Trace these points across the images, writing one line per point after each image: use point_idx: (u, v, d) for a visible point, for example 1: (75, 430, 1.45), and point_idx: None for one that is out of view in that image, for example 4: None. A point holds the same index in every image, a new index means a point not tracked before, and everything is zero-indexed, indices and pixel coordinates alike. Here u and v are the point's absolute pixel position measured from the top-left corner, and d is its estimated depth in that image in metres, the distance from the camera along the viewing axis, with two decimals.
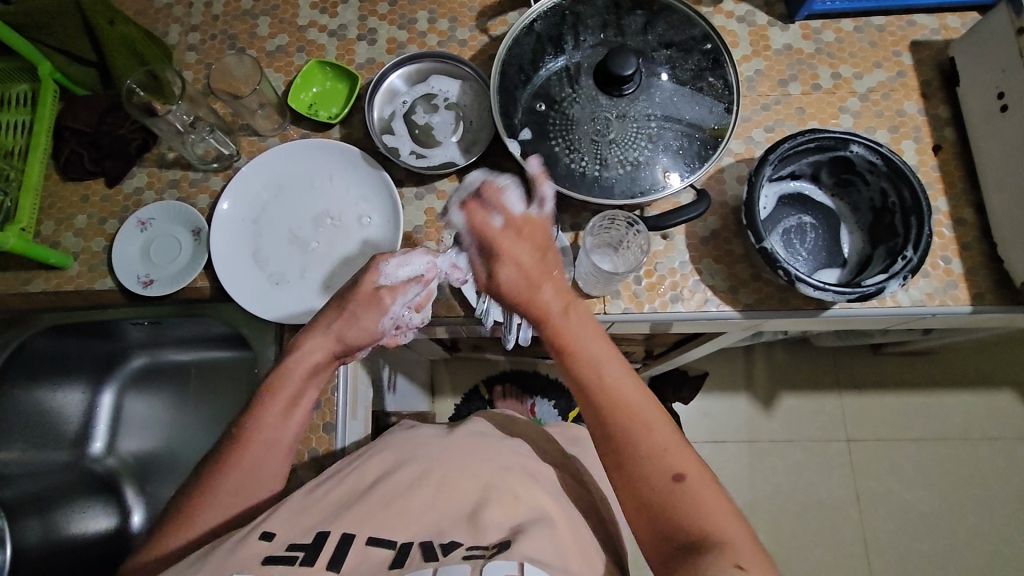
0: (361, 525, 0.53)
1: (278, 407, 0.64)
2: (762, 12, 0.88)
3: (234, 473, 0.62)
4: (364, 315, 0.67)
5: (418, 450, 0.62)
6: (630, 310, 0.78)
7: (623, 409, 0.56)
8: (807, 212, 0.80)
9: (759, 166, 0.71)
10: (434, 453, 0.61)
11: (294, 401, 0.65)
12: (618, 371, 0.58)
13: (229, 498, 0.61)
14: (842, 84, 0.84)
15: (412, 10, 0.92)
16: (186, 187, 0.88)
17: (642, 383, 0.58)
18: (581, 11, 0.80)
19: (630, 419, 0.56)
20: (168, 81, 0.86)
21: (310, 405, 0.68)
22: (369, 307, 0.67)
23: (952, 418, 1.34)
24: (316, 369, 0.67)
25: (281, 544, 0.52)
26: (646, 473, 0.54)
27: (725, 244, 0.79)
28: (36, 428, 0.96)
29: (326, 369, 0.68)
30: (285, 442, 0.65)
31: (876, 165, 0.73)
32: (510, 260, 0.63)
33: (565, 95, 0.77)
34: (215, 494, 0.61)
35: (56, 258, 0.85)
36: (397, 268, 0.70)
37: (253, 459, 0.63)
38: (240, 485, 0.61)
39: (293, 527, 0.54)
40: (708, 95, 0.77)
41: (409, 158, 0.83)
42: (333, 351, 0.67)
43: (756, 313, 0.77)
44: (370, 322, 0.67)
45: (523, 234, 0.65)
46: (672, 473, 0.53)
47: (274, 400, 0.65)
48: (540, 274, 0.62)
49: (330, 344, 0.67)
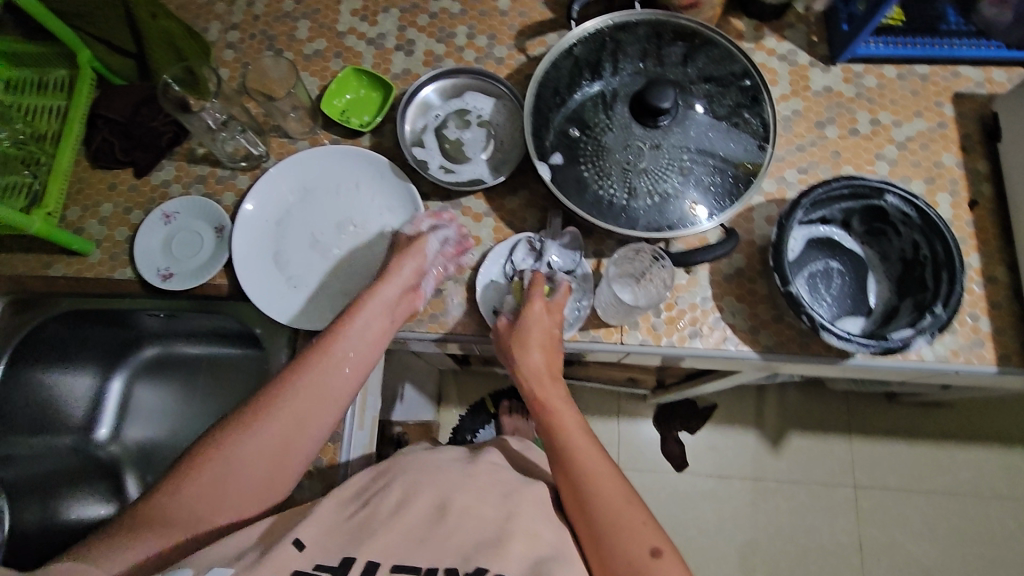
0: (386, 553, 0.53)
1: (341, 338, 0.67)
2: (803, 52, 0.87)
3: (253, 440, 0.61)
4: (409, 256, 0.74)
5: (439, 473, 0.61)
6: (647, 343, 0.76)
7: (598, 483, 0.60)
8: (835, 257, 0.77)
9: (792, 209, 0.70)
10: (457, 479, 0.60)
11: (335, 364, 0.66)
12: (590, 443, 0.64)
13: (248, 467, 0.61)
14: (880, 131, 0.82)
15: (451, 25, 0.92)
16: (212, 183, 0.88)
17: (609, 459, 0.63)
18: (622, 39, 0.79)
19: (598, 481, 0.60)
20: (204, 78, 0.88)
21: (380, 340, 0.69)
22: (409, 254, 0.74)
23: (964, 472, 1.32)
24: (385, 300, 0.70)
25: (309, 560, 0.52)
26: (612, 533, 0.57)
27: (749, 284, 0.78)
28: (46, 409, 0.97)
29: (402, 305, 0.72)
30: (317, 410, 0.64)
31: (910, 218, 0.71)
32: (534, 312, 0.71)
33: (598, 122, 0.76)
34: (244, 475, 0.61)
35: (79, 245, 0.84)
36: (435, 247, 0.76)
37: (282, 430, 0.62)
38: (249, 457, 0.61)
39: (321, 546, 0.54)
40: (744, 131, 0.76)
41: (437, 173, 0.83)
42: (403, 296, 0.72)
43: (776, 356, 0.75)
44: (411, 269, 0.73)
45: (552, 312, 0.72)
46: (651, 548, 0.56)
47: (311, 368, 0.65)
48: (540, 340, 0.70)
49: (399, 289, 0.72)
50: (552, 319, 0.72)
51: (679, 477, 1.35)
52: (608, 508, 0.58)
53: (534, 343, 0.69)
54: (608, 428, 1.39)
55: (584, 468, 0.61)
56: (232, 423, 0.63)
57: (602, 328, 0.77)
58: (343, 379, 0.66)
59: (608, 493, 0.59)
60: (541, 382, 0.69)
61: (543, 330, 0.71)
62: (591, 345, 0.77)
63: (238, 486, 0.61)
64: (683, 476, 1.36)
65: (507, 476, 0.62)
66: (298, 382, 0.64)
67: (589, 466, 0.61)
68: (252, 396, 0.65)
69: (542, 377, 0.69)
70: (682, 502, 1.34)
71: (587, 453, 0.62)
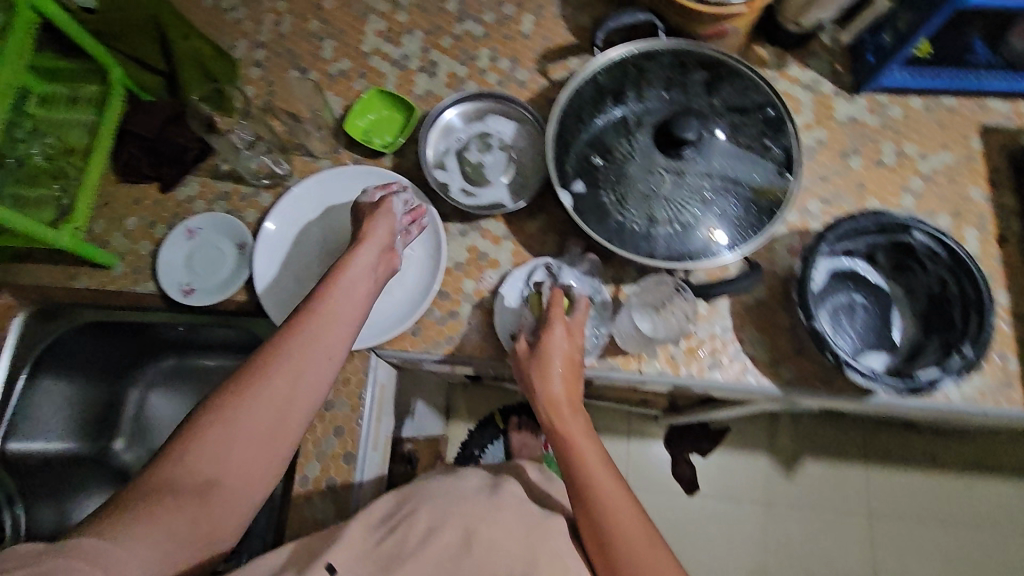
0: None
1: (327, 300, 0.67)
2: (828, 81, 0.86)
3: (249, 406, 0.61)
4: (379, 218, 0.74)
5: (462, 502, 0.63)
6: (666, 373, 0.76)
7: (623, 528, 0.60)
8: (858, 291, 0.77)
9: (817, 243, 0.71)
10: (481, 508, 0.62)
11: (323, 324, 0.65)
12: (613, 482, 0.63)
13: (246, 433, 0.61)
14: (906, 163, 0.82)
15: (474, 47, 0.93)
16: (236, 200, 0.89)
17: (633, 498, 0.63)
18: (646, 68, 0.80)
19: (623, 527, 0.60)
20: (229, 96, 0.91)
21: (367, 299, 0.70)
22: (381, 215, 0.74)
23: (983, 504, 1.29)
24: (364, 262, 0.70)
25: None
26: None
27: (771, 315, 0.77)
28: (62, 416, 0.97)
29: (382, 264, 0.72)
30: (312, 365, 0.64)
31: (938, 255, 0.71)
32: (554, 341, 0.69)
33: (621, 150, 0.76)
34: (245, 435, 0.61)
35: (105, 258, 0.85)
36: (402, 204, 0.77)
37: (276, 394, 0.62)
38: (245, 423, 0.61)
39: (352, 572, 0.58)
40: (767, 161, 0.75)
41: (458, 196, 0.83)
42: (380, 255, 0.72)
43: (796, 390, 0.75)
44: (384, 228, 0.73)
45: (572, 336, 0.70)
46: None
47: (300, 332, 0.64)
48: (561, 368, 0.68)
49: (375, 249, 0.72)
50: (572, 343, 0.70)
51: (690, 499, 1.33)
52: (629, 546, 0.59)
53: (556, 372, 0.67)
54: (618, 447, 1.38)
55: (608, 509, 0.61)
56: (226, 392, 0.62)
57: (619, 356, 0.77)
58: (335, 333, 0.66)
59: (633, 539, 0.60)
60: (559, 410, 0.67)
61: (563, 356, 0.69)
62: (609, 373, 0.76)
63: (243, 447, 0.61)
64: (694, 498, 1.34)
65: (528, 506, 0.64)
66: (288, 347, 0.64)
67: (614, 509, 0.61)
68: (242, 366, 0.64)
69: (562, 407, 0.67)
70: (692, 525, 1.32)
71: (612, 494, 0.62)
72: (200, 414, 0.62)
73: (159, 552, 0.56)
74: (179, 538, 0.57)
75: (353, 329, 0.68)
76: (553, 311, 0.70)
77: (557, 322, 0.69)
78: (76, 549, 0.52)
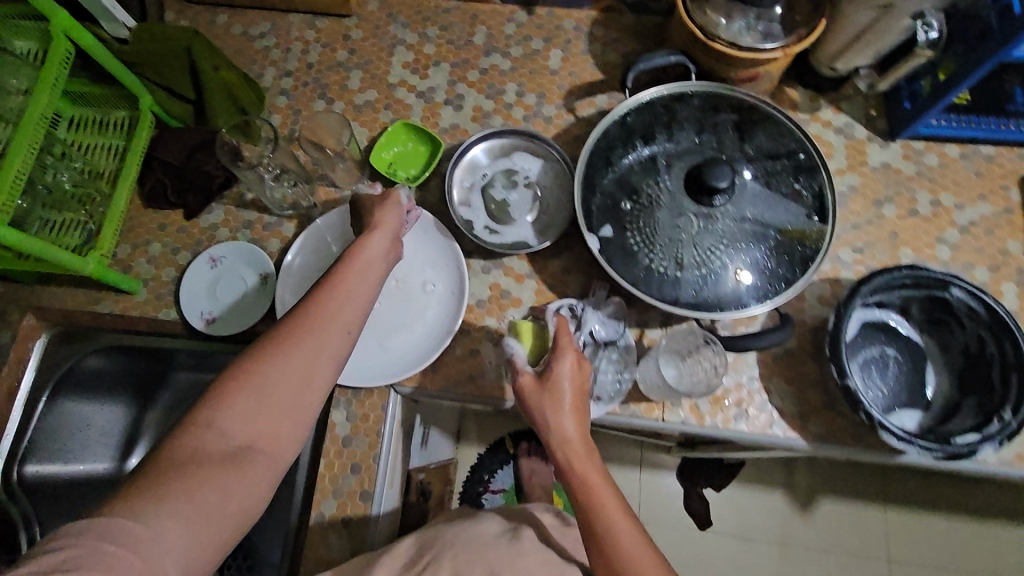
0: None
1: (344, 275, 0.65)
2: (861, 126, 0.85)
3: (274, 372, 0.57)
4: (385, 206, 0.74)
5: (485, 554, 0.64)
6: (690, 422, 0.74)
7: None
8: (891, 343, 0.74)
9: (851, 297, 0.69)
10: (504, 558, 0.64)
11: (344, 296, 0.63)
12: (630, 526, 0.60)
13: (277, 394, 0.57)
14: (941, 213, 0.80)
15: (501, 81, 0.93)
16: (259, 229, 0.89)
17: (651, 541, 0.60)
18: (676, 112, 0.79)
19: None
20: (257, 127, 0.90)
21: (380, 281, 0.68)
22: (387, 205, 0.74)
23: (1008, 553, 1.25)
24: (374, 250, 0.68)
25: None
26: None
27: (799, 366, 0.75)
28: (79, 432, 0.96)
29: (392, 252, 0.71)
30: (336, 331, 0.61)
31: (977, 312, 0.70)
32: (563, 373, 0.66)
33: (651, 197, 0.75)
34: (279, 397, 0.57)
35: (127, 283, 0.85)
36: (405, 197, 0.78)
37: (302, 359, 0.58)
38: (273, 387, 0.57)
39: None
40: (798, 206, 0.74)
41: (482, 234, 0.82)
42: (389, 240, 0.71)
43: (826, 446, 0.72)
44: (395, 216, 0.73)
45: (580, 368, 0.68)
46: None
47: (324, 301, 0.62)
48: (569, 406, 0.66)
49: (380, 236, 0.70)
50: (580, 376, 0.67)
51: (702, 535, 1.30)
52: None
53: (567, 409, 0.65)
54: (630, 477, 1.34)
55: (627, 556, 0.58)
56: (246, 359, 0.58)
57: (642, 403, 0.75)
58: (356, 303, 0.64)
59: None
60: (571, 446, 0.65)
61: (570, 391, 0.66)
62: (631, 420, 0.75)
63: (272, 411, 0.56)
64: (706, 534, 1.31)
65: (548, 558, 0.66)
66: (313, 314, 0.61)
67: (634, 558, 0.58)
68: (262, 336, 0.60)
69: (575, 445, 0.65)
70: (704, 562, 1.29)
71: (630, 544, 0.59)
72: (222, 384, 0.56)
73: (199, 535, 0.49)
74: (217, 516, 0.50)
75: (370, 306, 0.66)
76: (561, 340, 0.67)
77: (565, 356, 0.67)
78: (103, 531, 0.44)
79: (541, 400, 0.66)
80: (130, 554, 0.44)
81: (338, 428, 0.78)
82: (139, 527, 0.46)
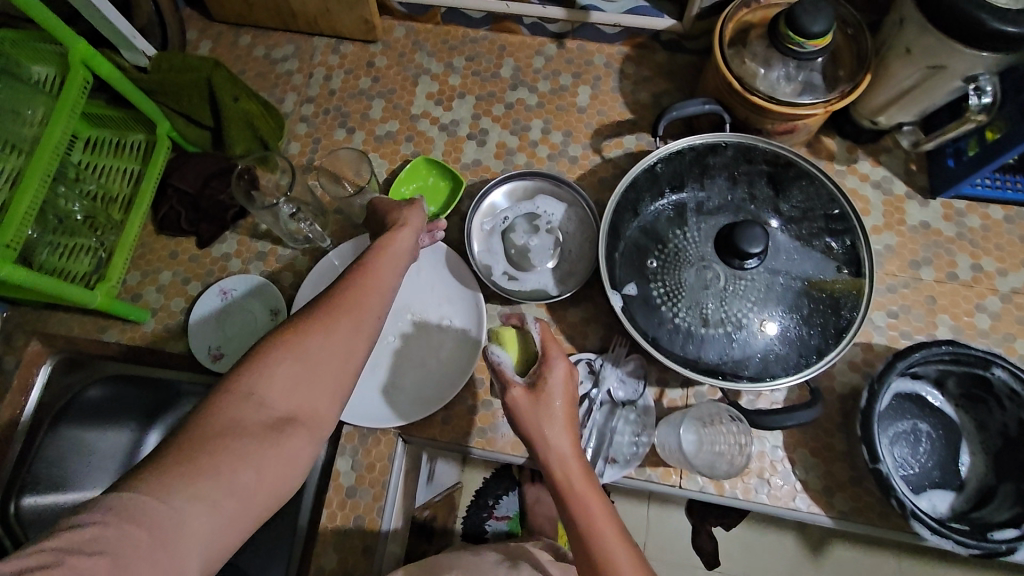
0: None
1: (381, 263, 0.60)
2: (900, 181, 0.81)
3: (315, 351, 0.52)
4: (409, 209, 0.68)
5: None
6: (709, 491, 0.71)
7: None
8: (924, 419, 0.71)
9: (886, 372, 0.66)
10: None
11: (381, 286, 0.59)
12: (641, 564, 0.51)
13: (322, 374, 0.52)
14: (982, 278, 0.76)
15: (527, 117, 0.90)
16: (272, 262, 0.87)
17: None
18: (708, 164, 0.75)
19: None
20: (274, 163, 0.85)
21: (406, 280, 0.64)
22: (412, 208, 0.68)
23: None
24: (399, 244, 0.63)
25: None
26: None
27: (826, 437, 0.72)
28: (79, 469, 0.92)
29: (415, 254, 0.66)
30: (373, 319, 0.57)
31: (1019, 394, 0.66)
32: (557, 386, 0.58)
33: (679, 256, 0.72)
34: (322, 370, 0.52)
35: (136, 314, 0.84)
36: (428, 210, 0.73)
37: (343, 345, 0.54)
38: (313, 368, 0.52)
39: None
40: (831, 263, 0.71)
41: (500, 280, 0.79)
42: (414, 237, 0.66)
43: (851, 523, 0.69)
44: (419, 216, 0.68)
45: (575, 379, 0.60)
46: None
47: (368, 285, 0.58)
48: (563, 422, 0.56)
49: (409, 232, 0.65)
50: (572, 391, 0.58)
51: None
52: None
53: (563, 425, 0.56)
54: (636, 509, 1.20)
55: None
56: (286, 334, 0.53)
57: (659, 468, 0.72)
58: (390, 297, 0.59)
59: None
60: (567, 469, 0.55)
61: (563, 408, 0.57)
62: (647, 485, 0.72)
63: (315, 389, 0.51)
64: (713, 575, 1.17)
65: None
66: (358, 296, 0.56)
67: None
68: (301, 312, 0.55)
69: (573, 467, 0.55)
70: None
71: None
72: (258, 353, 0.52)
73: (226, 521, 0.44)
74: (246, 501, 0.46)
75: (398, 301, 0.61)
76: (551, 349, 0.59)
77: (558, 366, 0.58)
78: (129, 511, 0.40)
79: (533, 415, 0.57)
80: (151, 540, 0.40)
81: (342, 477, 0.76)
82: (165, 508, 0.41)
